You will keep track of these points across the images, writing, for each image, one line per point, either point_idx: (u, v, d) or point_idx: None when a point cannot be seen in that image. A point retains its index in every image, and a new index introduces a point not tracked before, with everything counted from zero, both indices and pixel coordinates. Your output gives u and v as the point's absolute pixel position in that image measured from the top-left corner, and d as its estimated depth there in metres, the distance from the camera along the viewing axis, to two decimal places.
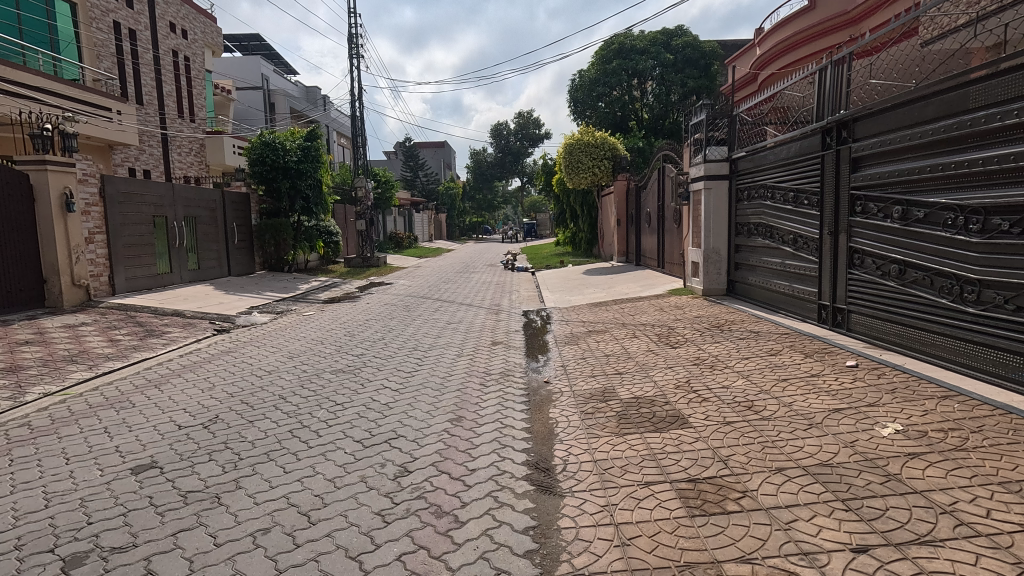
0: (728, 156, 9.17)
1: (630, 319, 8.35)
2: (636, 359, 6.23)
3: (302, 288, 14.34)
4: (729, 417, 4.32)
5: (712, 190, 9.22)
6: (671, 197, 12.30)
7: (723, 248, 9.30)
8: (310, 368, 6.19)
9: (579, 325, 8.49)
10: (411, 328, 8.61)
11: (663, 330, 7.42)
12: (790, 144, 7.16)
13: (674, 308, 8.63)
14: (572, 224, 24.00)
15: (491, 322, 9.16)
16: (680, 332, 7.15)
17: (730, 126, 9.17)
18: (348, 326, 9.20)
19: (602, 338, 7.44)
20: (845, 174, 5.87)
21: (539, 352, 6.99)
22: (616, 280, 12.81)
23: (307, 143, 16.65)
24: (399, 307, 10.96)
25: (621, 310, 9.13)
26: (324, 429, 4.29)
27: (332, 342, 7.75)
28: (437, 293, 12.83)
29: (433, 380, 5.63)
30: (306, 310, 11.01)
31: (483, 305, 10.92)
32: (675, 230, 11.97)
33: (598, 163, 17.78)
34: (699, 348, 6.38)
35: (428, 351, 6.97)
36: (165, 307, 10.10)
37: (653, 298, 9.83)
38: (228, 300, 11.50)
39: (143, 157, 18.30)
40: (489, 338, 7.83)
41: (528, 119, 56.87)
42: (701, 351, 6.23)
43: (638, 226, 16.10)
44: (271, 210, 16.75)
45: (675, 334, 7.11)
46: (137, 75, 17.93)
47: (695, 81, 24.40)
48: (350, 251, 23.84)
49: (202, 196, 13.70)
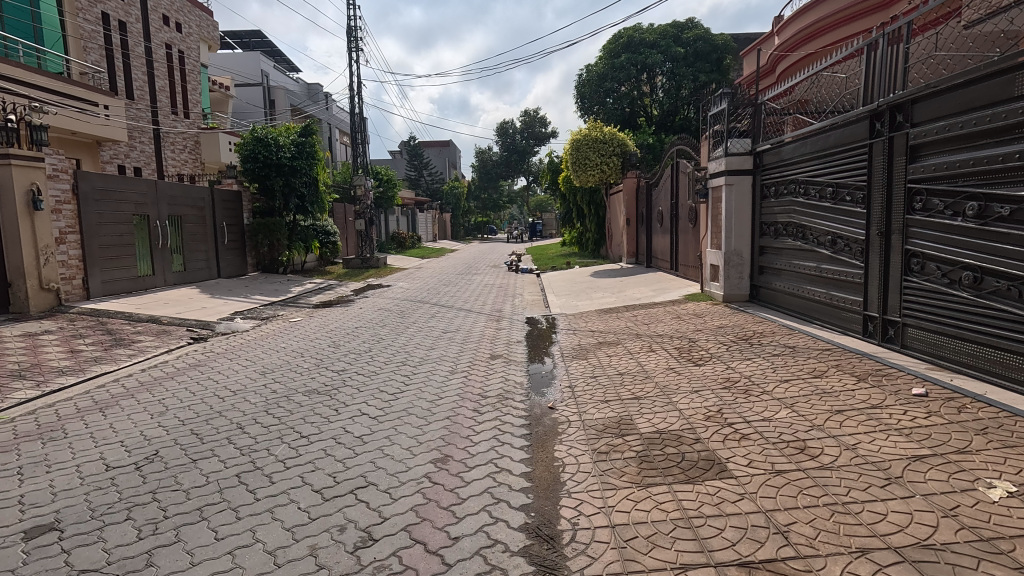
0: (752, 150, 8.33)
1: (644, 329, 7.53)
2: (654, 379, 5.42)
3: (294, 291, 13.62)
4: (777, 462, 3.49)
5: (733, 186, 8.41)
6: (686, 194, 11.48)
7: (746, 250, 8.48)
8: (282, 388, 5.41)
9: (588, 335, 7.69)
10: (403, 337, 7.85)
11: (683, 343, 6.60)
12: (827, 133, 6.31)
13: (693, 317, 7.80)
14: (578, 223, 23.19)
15: (490, 331, 8.38)
16: (703, 347, 6.32)
17: (755, 116, 8.31)
18: (336, 334, 8.47)
19: (614, 352, 6.65)
20: (900, 165, 5.02)
21: (543, 367, 6.21)
22: (626, 284, 12.02)
23: (302, 139, 15.95)
24: (393, 313, 10.21)
25: (633, 318, 8.31)
26: (279, 473, 3.51)
27: (314, 354, 7.00)
28: (435, 297, 12.06)
29: (420, 405, 4.83)
30: (293, 316, 10.26)
31: (483, 311, 10.13)
32: (690, 230, 11.18)
33: (605, 159, 16.96)
34: (728, 366, 5.55)
35: (418, 366, 6.20)
36: (141, 313, 9.38)
37: (668, 305, 9.00)
38: (212, 305, 10.78)
39: (134, 154, 17.65)
40: (487, 350, 7.04)
41: (534, 118, 56.12)
42: (730, 371, 5.40)
43: (649, 226, 15.28)
44: (265, 209, 16.05)
45: (698, 348, 6.28)
46: (128, 68, 17.29)
47: (706, 76, 23.49)
48: (350, 251, 23.11)
49: (190, 194, 13.02)
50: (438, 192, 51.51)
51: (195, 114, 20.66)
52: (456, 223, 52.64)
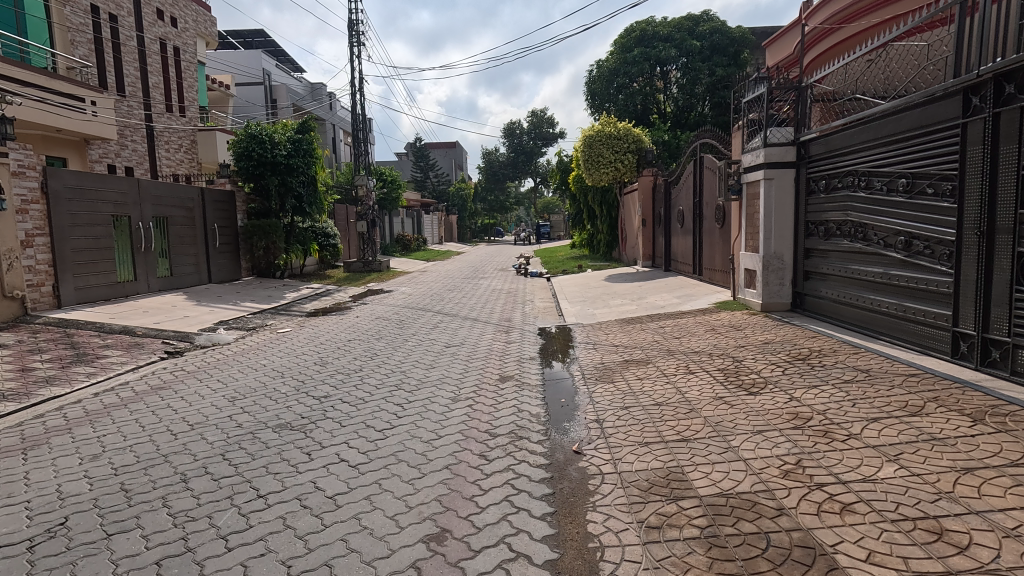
0: (794, 140, 7.36)
1: (676, 345, 6.55)
2: (700, 413, 4.44)
3: (288, 298, 12.72)
4: (902, 550, 2.51)
5: (773, 181, 7.46)
6: (713, 191, 10.54)
7: (788, 253, 7.50)
8: (249, 421, 4.47)
9: (612, 351, 6.72)
10: (400, 352, 6.92)
11: (727, 364, 5.61)
12: (897, 115, 5.33)
13: (731, 330, 6.80)
14: (590, 225, 22.25)
15: (499, 344, 7.41)
16: (753, 370, 5.33)
17: (798, 102, 7.36)
18: (325, 347, 7.55)
19: (644, 374, 5.66)
20: (1010, 148, 4.04)
21: (564, 394, 5.23)
22: (646, 290, 11.02)
23: (298, 136, 15.13)
24: (392, 322, 9.28)
25: (661, 331, 7.32)
26: (215, 559, 2.58)
27: (296, 373, 6.07)
28: (438, 304, 11.13)
29: (413, 449, 3.88)
30: (282, 326, 9.35)
31: (491, 321, 9.18)
32: (718, 231, 10.25)
33: (620, 156, 15.99)
34: (791, 397, 4.56)
35: (415, 392, 5.25)
36: (114, 323, 8.53)
37: (697, 315, 8.01)
38: (196, 314, 9.91)
39: (125, 153, 16.90)
40: (496, 370, 6.07)
41: (542, 118, 55.23)
42: (795, 405, 4.40)
43: (667, 227, 14.32)
44: (260, 210, 15.22)
45: (747, 372, 5.28)
46: (119, 64, 16.57)
47: (724, 70, 22.46)
48: (352, 255, 22.20)
49: (178, 193, 12.19)
50: (444, 193, 50.81)
51: (191, 112, 19.92)
52: (464, 225, 51.83)
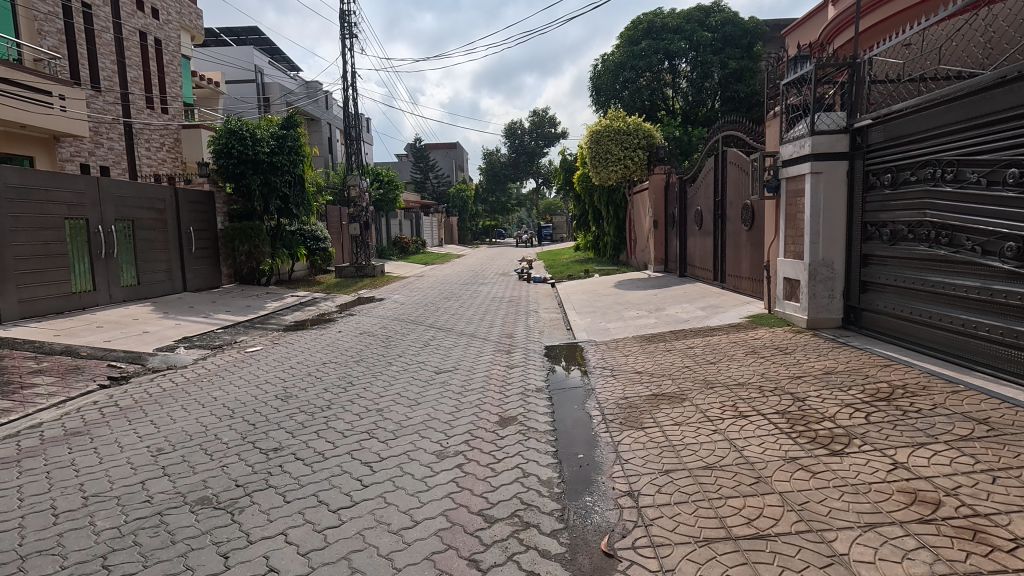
0: (846, 127, 6.25)
1: (713, 374, 5.39)
2: (772, 488, 3.25)
3: (268, 308, 11.58)
4: None
5: (822, 174, 6.33)
6: (740, 190, 9.40)
7: (839, 260, 6.38)
8: (163, 494, 3.33)
9: (634, 381, 5.56)
10: (382, 382, 5.77)
11: (787, 405, 4.44)
12: (1007, 88, 4.22)
13: (779, 355, 5.64)
14: (595, 227, 21.13)
15: (500, 370, 6.26)
16: (825, 416, 4.15)
17: (851, 83, 6.26)
18: (295, 371, 6.41)
19: (683, 416, 4.49)
20: None
21: (580, 447, 4.04)
22: (665, 299, 9.89)
23: (283, 131, 14.00)
24: (379, 339, 8.15)
25: (692, 354, 6.16)
26: None
27: (248, 411, 4.91)
28: (432, 316, 9.99)
29: (375, 548, 2.73)
30: (253, 343, 8.22)
31: (491, 337, 8.05)
32: (747, 234, 9.11)
33: (629, 152, 14.88)
34: (889, 463, 3.40)
35: (391, 445, 4.08)
36: (57, 342, 7.45)
37: (730, 333, 6.85)
38: (158, 329, 8.79)
39: (100, 152, 15.84)
40: (496, 408, 4.91)
41: (544, 117, 54.10)
42: (900, 477, 3.23)
43: (683, 229, 13.18)
44: (242, 212, 14.12)
45: (818, 420, 4.10)
46: (94, 56, 15.53)
47: (737, 62, 21.34)
48: (344, 259, 20.97)
49: (145, 193, 11.07)
50: (445, 194, 49.75)
51: (175, 109, 18.88)
52: (465, 226, 50.67)
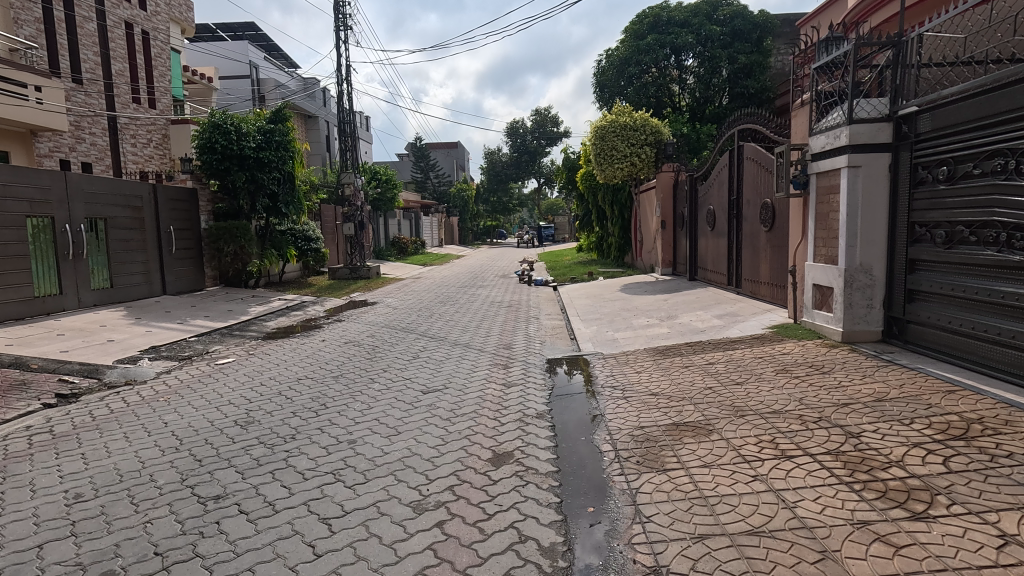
0: (889, 115, 5.52)
1: (742, 398, 4.62)
2: (845, 567, 2.48)
3: (252, 312, 10.87)
4: None
5: (861, 168, 5.60)
6: (759, 187, 8.65)
7: (878, 264, 5.65)
8: (56, 568, 2.60)
9: (650, 406, 4.81)
10: (359, 405, 5.03)
11: (838, 441, 3.68)
12: None
13: (816, 374, 4.88)
14: (599, 227, 20.42)
15: (496, 389, 5.52)
16: (891, 460, 3.37)
17: (895, 65, 5.52)
18: (264, 389, 5.67)
19: (713, 455, 3.72)
20: None
21: (588, 497, 3.29)
22: (676, 305, 9.14)
23: (271, 126, 13.28)
24: (364, 350, 7.40)
25: (714, 372, 5.40)
26: None
27: (197, 442, 4.17)
28: (426, 323, 9.26)
29: None
30: (227, 354, 7.50)
31: (488, 348, 7.31)
32: (766, 235, 8.41)
33: (636, 148, 14.15)
34: (993, 534, 2.61)
35: (358, 492, 3.33)
36: (7, 352, 6.75)
37: (755, 346, 6.11)
38: (124, 337, 8.07)
39: (82, 147, 15.15)
40: (489, 440, 4.16)
41: (546, 116, 53.37)
42: (1015, 558, 2.44)
43: (693, 229, 12.44)
44: (228, 211, 13.41)
45: (883, 465, 3.33)
46: (76, 48, 14.85)
47: (747, 57, 20.59)
48: (339, 260, 20.28)
49: (120, 190, 10.37)
50: (446, 194, 48.99)
51: (163, 104, 18.20)
52: (466, 227, 49.85)
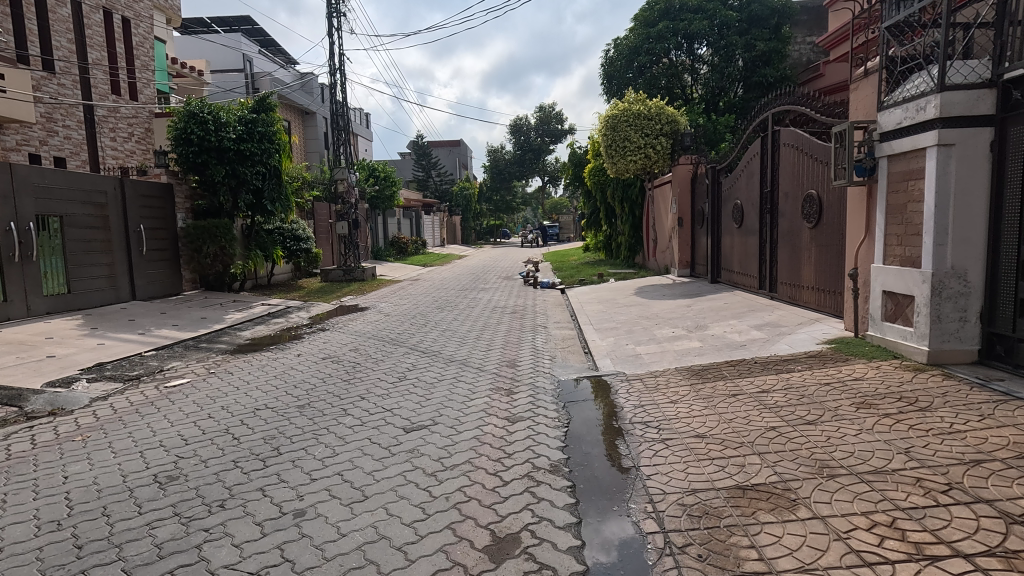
0: (992, 80, 4.40)
1: (824, 448, 3.41)
2: None
3: (228, 319, 9.80)
4: None
5: (954, 147, 4.47)
6: (804, 176, 7.47)
7: (976, 268, 4.53)
8: None
9: (698, 453, 3.67)
10: (321, 452, 3.87)
11: (998, 531, 2.45)
12: None
13: (915, 414, 3.72)
14: (607, 225, 19.34)
15: (498, 423, 4.40)
16: None
17: (999, 17, 4.38)
18: (207, 424, 4.54)
19: (812, 546, 2.50)
20: None
21: (609, 538, 2.75)
22: (704, 313, 8.01)
23: (254, 115, 12.15)
24: (342, 369, 6.27)
25: (773, 405, 4.26)
26: None
27: (90, 515, 3.06)
28: (418, 333, 8.16)
29: None
30: (184, 372, 6.42)
31: (488, 366, 6.21)
32: (810, 231, 7.29)
33: (650, 139, 13.01)
34: None
35: None
36: None
37: (815, 368, 4.99)
38: (69, 351, 6.98)
39: (55, 141, 14.13)
40: (487, 512, 3.02)
41: (550, 113, 52.23)
42: None
43: (715, 227, 11.30)
44: (208, 209, 12.34)
45: None
46: (48, 33, 13.83)
47: (765, 43, 19.38)
48: (332, 261, 19.23)
49: (79, 184, 9.38)
50: (447, 192, 47.85)
51: (146, 96, 17.21)
52: (468, 226, 48.61)
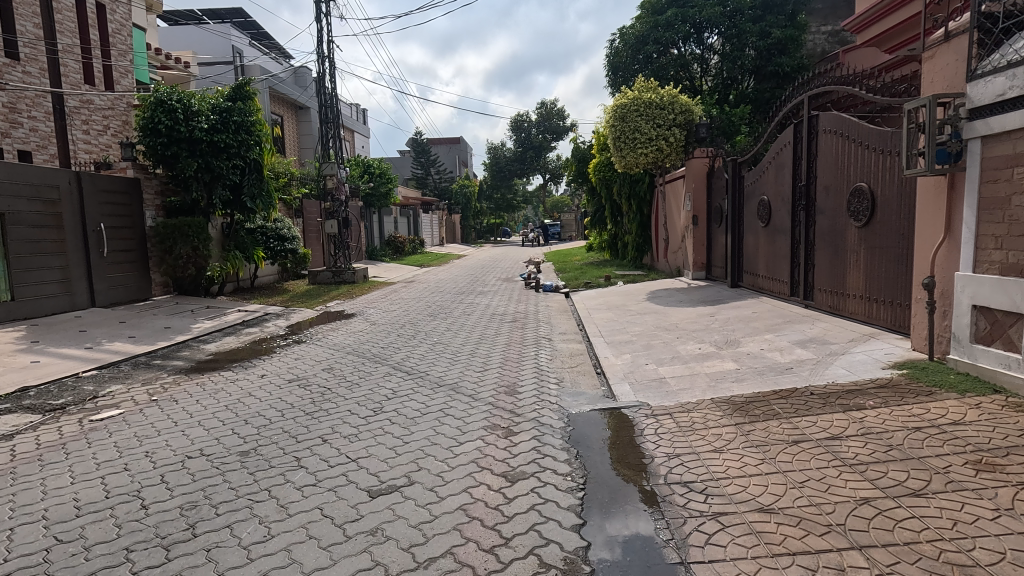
0: None
1: (957, 546, 2.38)
2: None
3: (195, 329, 8.79)
4: None
5: None
6: (852, 166, 6.40)
7: None
8: None
9: (772, 538, 2.63)
10: (251, 534, 2.84)
11: None
12: None
13: None
14: (612, 224, 18.30)
15: (491, 482, 3.36)
16: None
17: None
18: (115, 482, 3.51)
19: None
20: None
21: (611, 535, 2.76)
22: (732, 325, 6.96)
23: (230, 104, 11.06)
24: (308, 396, 5.22)
25: (855, 461, 3.23)
26: None
27: None
28: (404, 349, 7.12)
29: None
30: (120, 398, 5.40)
31: (483, 394, 5.16)
32: (858, 230, 6.25)
33: (662, 129, 11.92)
34: None
35: None
36: None
37: (892, 404, 3.97)
38: None
39: (19, 133, 13.10)
40: None
41: (552, 109, 51.13)
42: None
43: (735, 225, 10.28)
44: (181, 206, 11.33)
45: None
46: (10, 16, 12.73)
47: (781, 31, 18.31)
48: (321, 262, 18.22)
49: (24, 178, 8.43)
50: (446, 190, 46.64)
51: (124, 87, 16.16)
52: (467, 225, 47.51)
